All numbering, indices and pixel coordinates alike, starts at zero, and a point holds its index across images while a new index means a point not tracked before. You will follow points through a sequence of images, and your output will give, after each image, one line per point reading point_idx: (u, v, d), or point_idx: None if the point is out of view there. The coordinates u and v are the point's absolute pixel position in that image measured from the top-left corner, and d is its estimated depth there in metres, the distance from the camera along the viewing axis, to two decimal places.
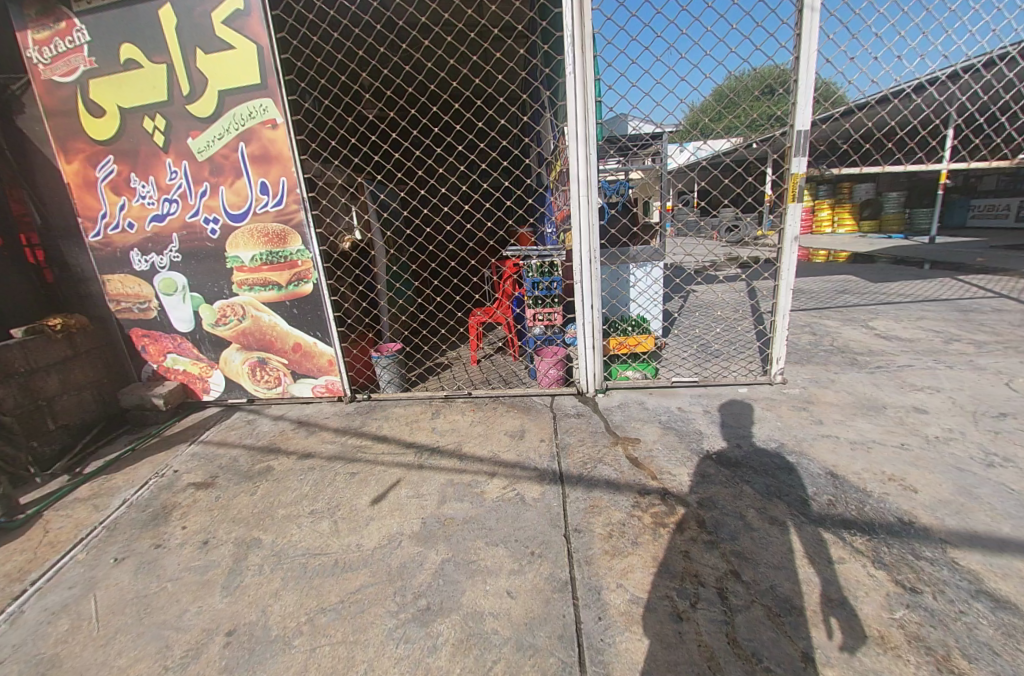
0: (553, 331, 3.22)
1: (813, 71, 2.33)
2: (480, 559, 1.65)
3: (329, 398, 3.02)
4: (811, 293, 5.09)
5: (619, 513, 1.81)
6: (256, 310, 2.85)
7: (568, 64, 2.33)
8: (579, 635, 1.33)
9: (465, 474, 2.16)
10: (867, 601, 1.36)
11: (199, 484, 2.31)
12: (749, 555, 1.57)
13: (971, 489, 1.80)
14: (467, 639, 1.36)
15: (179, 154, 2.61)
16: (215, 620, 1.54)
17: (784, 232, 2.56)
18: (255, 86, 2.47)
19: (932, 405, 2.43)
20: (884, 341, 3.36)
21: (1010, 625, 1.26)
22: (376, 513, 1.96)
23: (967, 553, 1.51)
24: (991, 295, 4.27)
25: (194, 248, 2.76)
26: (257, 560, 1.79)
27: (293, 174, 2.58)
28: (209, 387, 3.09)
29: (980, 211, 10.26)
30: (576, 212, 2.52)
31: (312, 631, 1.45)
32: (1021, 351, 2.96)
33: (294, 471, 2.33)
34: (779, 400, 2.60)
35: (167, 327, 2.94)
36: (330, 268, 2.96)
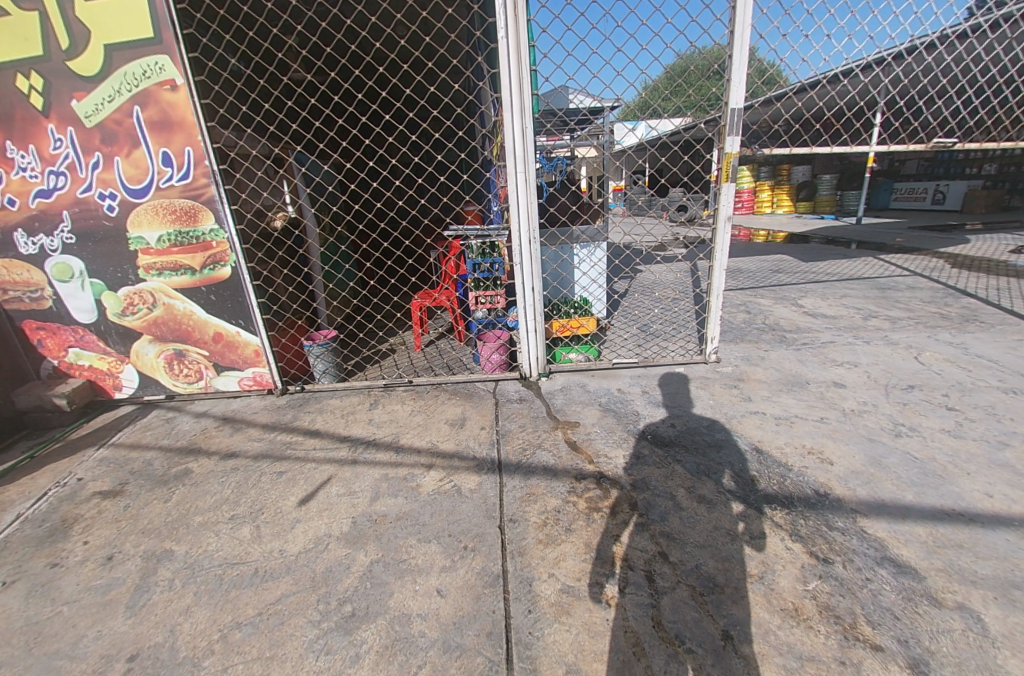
0: (495, 315, 3.14)
1: (748, 48, 2.31)
2: (411, 558, 1.59)
3: (258, 391, 2.82)
4: (749, 272, 5.28)
5: (555, 500, 1.80)
6: (168, 298, 2.57)
7: (500, 28, 2.18)
8: (508, 631, 1.31)
9: (400, 468, 2.08)
10: (784, 574, 1.42)
11: (105, 493, 2.08)
12: (677, 535, 1.60)
13: (880, 459, 1.92)
14: (393, 645, 1.30)
15: (62, 120, 2.25)
16: (116, 645, 1.39)
17: (718, 211, 2.59)
18: (148, 40, 2.15)
19: (849, 379, 2.58)
20: (812, 319, 3.54)
21: (908, 589, 1.36)
22: (303, 514, 1.85)
23: (874, 521, 1.61)
24: (906, 273, 4.59)
25: (90, 227, 2.42)
26: (168, 574, 1.64)
27: (200, 143, 2.30)
28: (121, 384, 2.78)
29: (903, 193, 11.02)
30: (514, 189, 2.42)
31: (225, 649, 1.35)
32: (928, 326, 3.20)
33: (214, 474, 2.15)
34: (713, 379, 2.68)
35: (65, 319, 2.60)
36: (252, 250, 2.71)
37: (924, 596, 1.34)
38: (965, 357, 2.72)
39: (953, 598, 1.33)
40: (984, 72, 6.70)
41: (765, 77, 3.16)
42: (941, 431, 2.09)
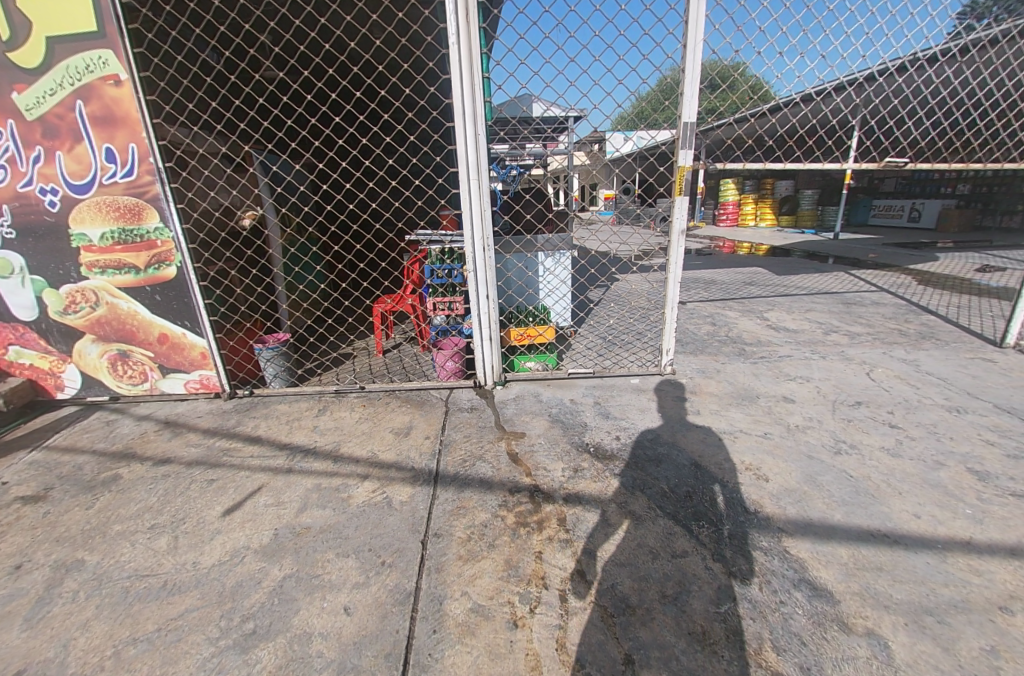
0: (454, 321, 3.09)
1: (700, 63, 2.31)
2: (325, 573, 1.55)
3: (206, 394, 2.76)
4: (722, 284, 5.30)
5: (484, 513, 1.76)
6: (111, 296, 2.51)
7: (452, 32, 2.16)
8: (408, 652, 1.27)
9: (335, 478, 2.03)
10: (698, 596, 1.40)
11: (26, 498, 1.99)
12: (599, 552, 1.57)
13: (816, 477, 1.91)
14: (287, 664, 1.26)
15: (2, 111, 2.20)
16: (3, 660, 1.32)
17: (673, 224, 2.59)
18: (91, 34, 2.11)
19: (799, 394, 2.58)
20: (774, 332, 3.55)
21: (820, 613, 1.34)
22: (225, 525, 1.79)
23: (799, 542, 1.59)
24: (873, 289, 4.64)
25: (30, 222, 2.35)
26: (73, 586, 1.57)
27: (144, 140, 2.25)
28: (63, 384, 2.70)
29: (880, 210, 11.22)
30: (466, 197, 2.39)
31: (114, 666, 1.29)
32: (884, 342, 3.23)
33: (143, 481, 2.09)
34: (666, 391, 2.66)
35: (5, 316, 2.52)
36: (201, 249, 2.65)
37: (834, 621, 1.32)
38: (915, 374, 2.75)
39: (864, 623, 1.31)
40: (959, 94, 6.86)
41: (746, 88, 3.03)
42: (880, 449, 2.09)
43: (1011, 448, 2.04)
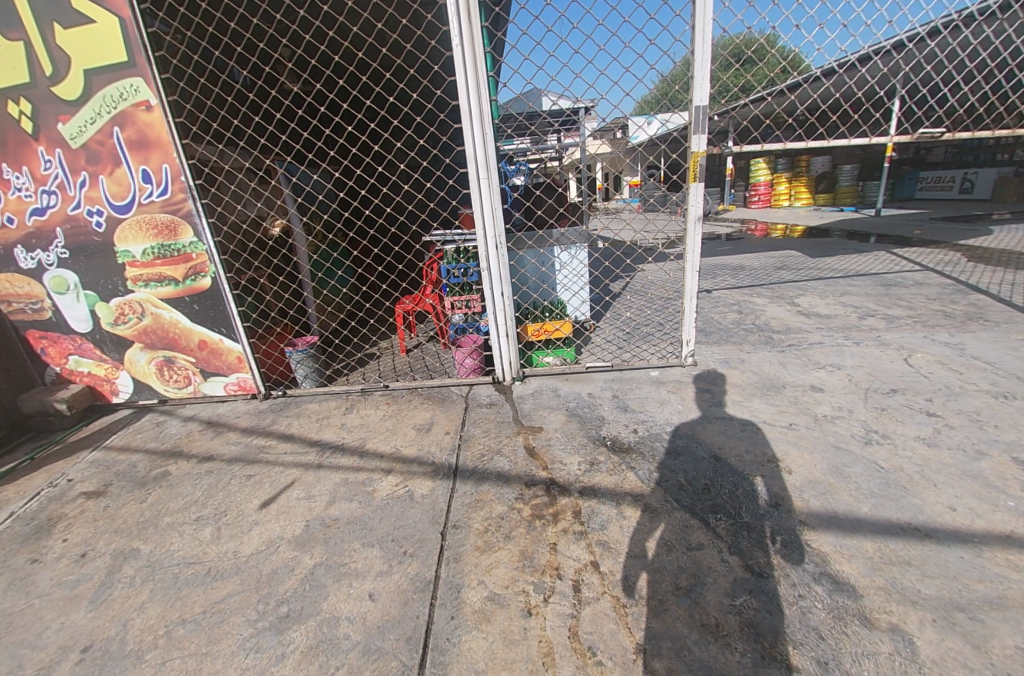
0: (472, 319, 3.15)
1: (710, 44, 2.24)
2: (352, 562, 1.64)
3: (243, 395, 2.93)
4: (752, 270, 5.11)
5: (501, 506, 1.81)
6: (155, 308, 2.70)
7: (454, 33, 2.18)
8: (427, 636, 1.33)
9: (360, 472, 2.13)
10: (713, 588, 1.39)
11: (90, 493, 2.19)
12: (614, 544, 1.58)
13: (843, 469, 1.85)
14: (316, 645, 1.35)
15: (51, 142, 2.40)
16: (74, 636, 1.48)
17: (689, 211, 2.53)
18: (123, 64, 2.26)
19: (828, 383, 2.48)
20: (804, 319, 3.41)
21: (841, 608, 1.31)
22: (261, 517, 1.92)
23: (821, 535, 1.55)
24: (917, 269, 4.36)
25: (81, 242, 2.57)
26: (130, 571, 1.72)
27: (175, 160, 2.41)
28: (118, 389, 2.93)
29: (928, 183, 10.49)
30: (477, 196, 2.42)
31: (166, 644, 1.42)
32: (926, 326, 3.04)
33: (189, 476, 2.26)
34: (686, 383, 2.62)
35: (64, 328, 2.76)
36: (233, 259, 2.81)
37: (856, 616, 1.28)
38: (959, 359, 2.58)
39: (888, 618, 1.27)
40: (1012, 53, 6.33)
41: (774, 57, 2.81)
42: (915, 438, 1.99)
43: None
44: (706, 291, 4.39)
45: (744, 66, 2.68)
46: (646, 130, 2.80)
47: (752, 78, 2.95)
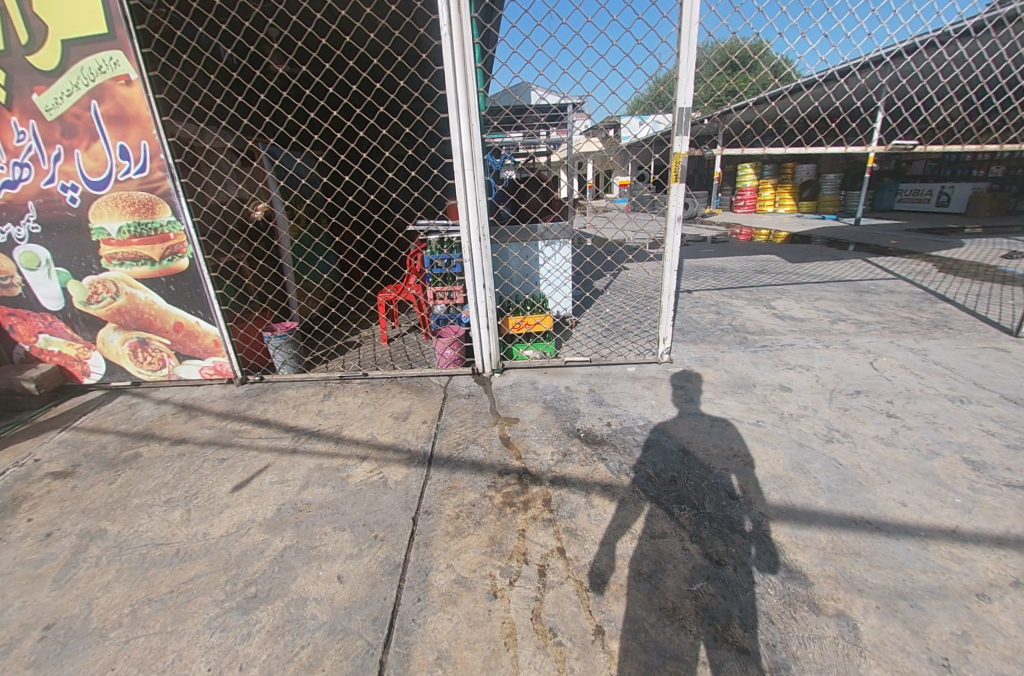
0: (454, 310, 3.17)
1: (695, 47, 2.28)
2: (322, 545, 1.66)
3: (219, 380, 2.91)
4: (732, 273, 5.22)
5: (473, 493, 1.84)
6: (130, 288, 2.65)
7: (443, 24, 2.18)
8: (393, 617, 1.36)
9: (335, 458, 2.14)
10: (672, 574, 1.44)
11: (57, 474, 2.15)
12: (581, 531, 1.63)
13: (804, 465, 1.92)
14: (283, 624, 1.37)
15: (24, 113, 2.33)
16: (36, 614, 1.47)
17: (669, 211, 2.57)
18: (102, 36, 2.21)
19: (796, 383, 2.56)
20: (779, 321, 3.50)
21: (792, 594, 1.37)
22: (233, 500, 1.92)
23: (778, 526, 1.62)
24: (889, 277, 4.51)
25: (54, 218, 2.50)
26: (97, 551, 1.71)
27: (155, 137, 2.36)
28: (89, 370, 2.87)
29: (906, 195, 10.79)
30: (462, 188, 2.43)
31: (131, 622, 1.42)
32: (893, 331, 3.16)
33: (161, 458, 2.23)
34: (661, 379, 2.68)
35: (35, 306, 2.69)
36: (212, 241, 2.77)
37: (805, 602, 1.34)
38: (921, 364, 2.69)
39: (835, 604, 1.34)
40: (991, 72, 6.54)
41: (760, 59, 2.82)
42: (873, 438, 2.08)
43: (1011, 438, 2.01)
44: (687, 292, 4.47)
45: (729, 70, 2.71)
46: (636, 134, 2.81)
47: (738, 83, 2.98)
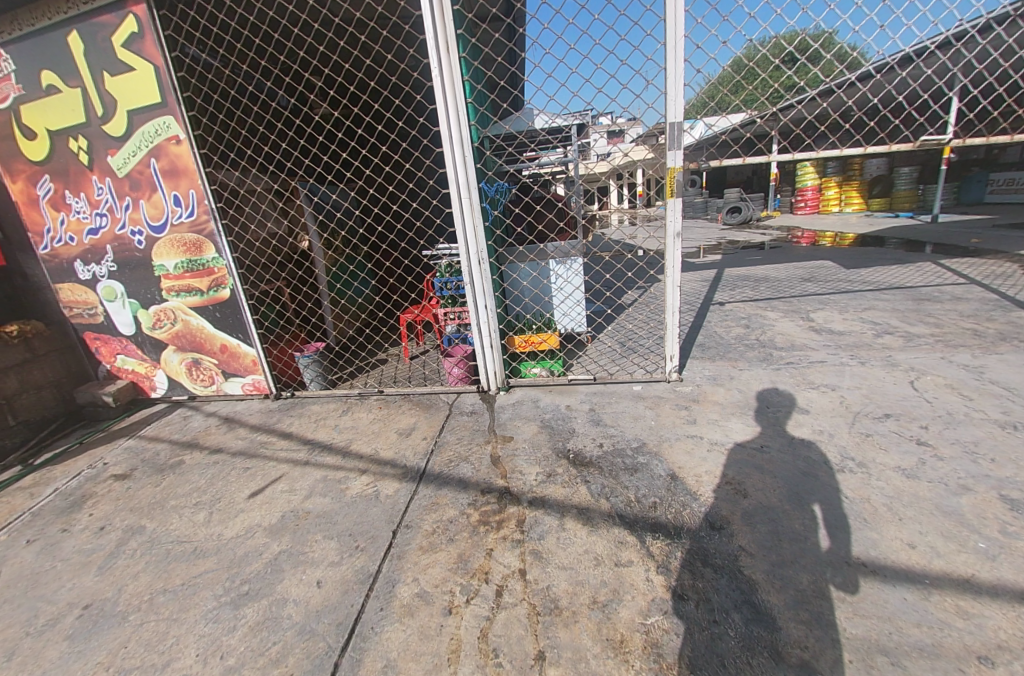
0: (465, 329, 3.30)
1: (683, 61, 2.23)
2: (311, 551, 1.81)
3: (257, 395, 3.24)
4: (775, 282, 4.90)
5: (452, 510, 1.91)
6: (185, 315, 3.06)
7: (434, 65, 2.33)
8: (355, 623, 1.46)
9: (339, 471, 2.31)
10: (629, 605, 1.41)
11: (118, 476, 2.52)
12: (546, 554, 1.64)
13: (803, 496, 1.78)
14: (262, 622, 1.52)
15: (102, 172, 2.80)
16: (80, 595, 1.74)
17: (668, 227, 2.52)
18: (157, 104, 2.62)
19: (816, 405, 2.37)
20: (814, 335, 3.24)
21: (754, 638, 1.28)
22: (247, 506, 2.14)
23: (756, 563, 1.52)
24: (960, 282, 4.00)
25: (126, 257, 2.96)
26: (134, 545, 1.99)
27: (200, 186, 2.73)
28: (155, 385, 3.33)
29: (1001, 185, 9.54)
30: (460, 215, 2.55)
31: (148, 608, 1.65)
32: (947, 346, 2.81)
33: (198, 466, 2.54)
34: (666, 398, 2.60)
35: (113, 331, 3.19)
36: (251, 272, 3.12)
37: (766, 648, 1.25)
38: (973, 383, 2.38)
39: (799, 653, 1.23)
40: None
41: (754, 68, 2.63)
42: (894, 469, 1.87)
43: None
44: (718, 304, 4.26)
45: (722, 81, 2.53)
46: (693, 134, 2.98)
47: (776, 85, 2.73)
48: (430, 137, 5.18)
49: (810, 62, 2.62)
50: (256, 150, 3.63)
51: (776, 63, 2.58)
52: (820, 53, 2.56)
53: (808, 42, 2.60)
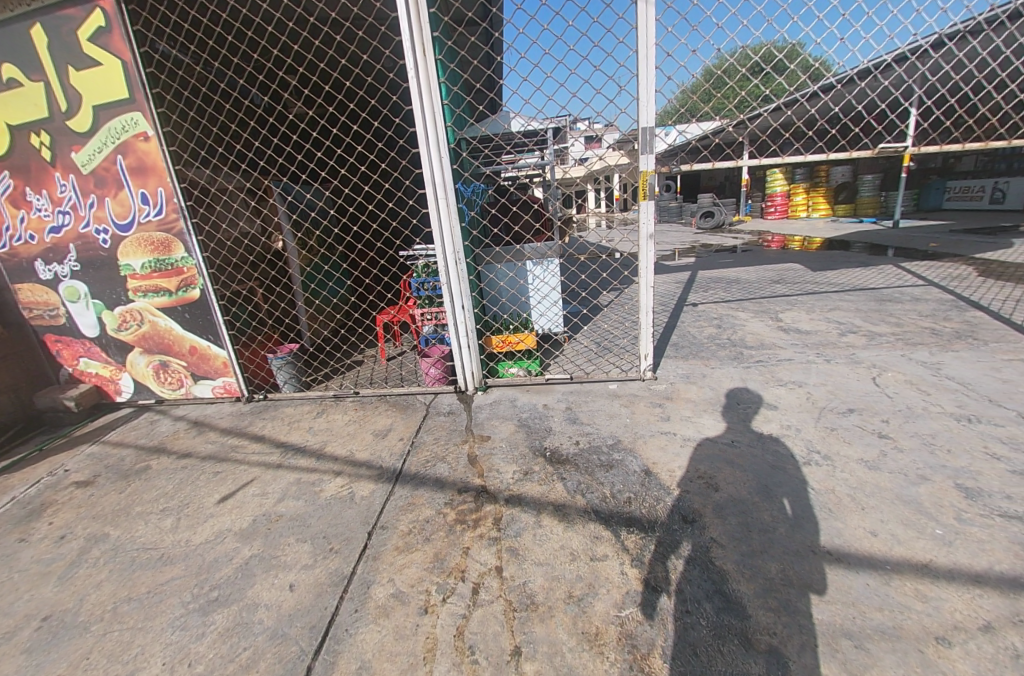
0: (443, 329, 3.29)
1: (654, 68, 2.28)
2: (283, 554, 1.77)
3: (229, 398, 3.15)
4: (747, 283, 5.04)
5: (429, 510, 1.89)
6: (152, 316, 2.96)
7: (410, 66, 2.33)
8: (329, 626, 1.43)
9: (313, 473, 2.26)
10: (603, 598, 1.43)
11: (80, 483, 2.42)
12: (522, 550, 1.64)
13: (771, 489, 1.83)
14: (232, 627, 1.47)
15: (66, 168, 2.70)
16: (37, 607, 1.66)
17: (641, 229, 2.56)
18: (124, 100, 2.54)
19: (784, 401, 2.45)
20: (782, 334, 3.35)
21: (725, 627, 1.31)
22: (217, 510, 2.08)
23: (727, 554, 1.55)
24: (918, 284, 4.21)
25: (90, 256, 2.85)
26: (97, 553, 1.91)
27: (169, 184, 2.65)
28: (121, 389, 3.21)
29: (956, 193, 10.08)
30: (437, 215, 2.54)
31: (110, 617, 1.58)
32: (907, 343, 2.94)
33: (166, 471, 2.45)
34: (641, 396, 2.65)
35: (76, 333, 3.06)
36: (222, 273, 3.05)
37: (736, 636, 1.28)
38: (929, 379, 2.49)
39: (768, 640, 1.26)
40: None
41: (722, 76, 2.71)
42: (856, 461, 1.94)
43: (1019, 464, 1.81)
44: (692, 305, 4.36)
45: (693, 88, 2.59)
46: (668, 140, 2.97)
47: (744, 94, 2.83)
48: (406, 139, 5.17)
49: (773, 72, 2.72)
50: (227, 148, 3.54)
51: (743, 72, 2.66)
52: (784, 63, 2.66)
53: (772, 52, 2.70)
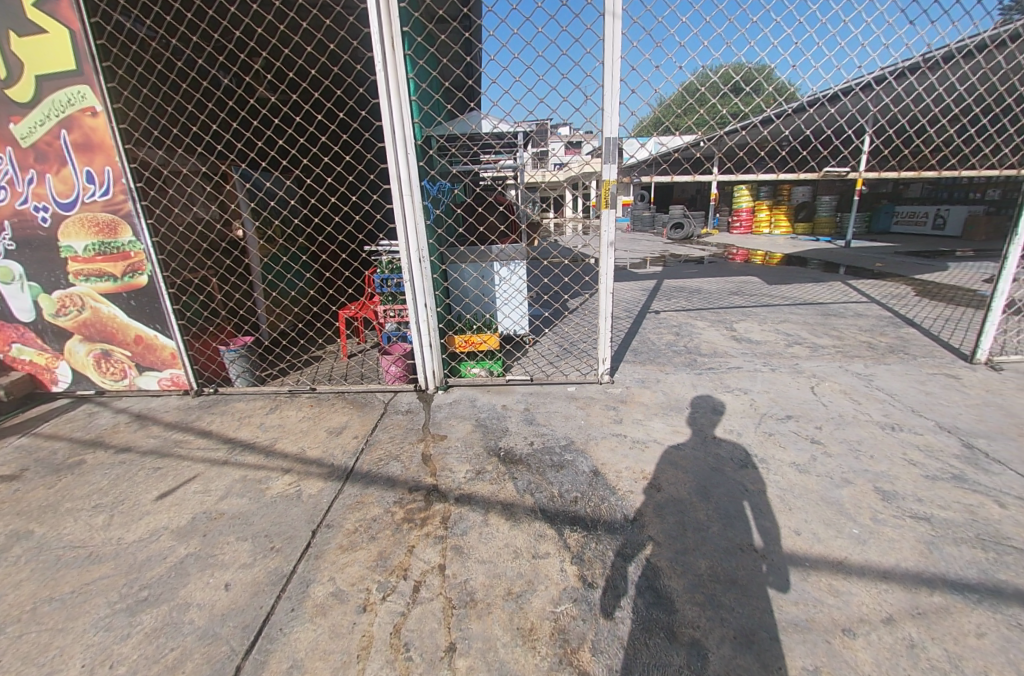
0: (405, 327, 3.27)
1: (620, 80, 2.35)
2: (221, 553, 1.72)
3: (176, 391, 3.03)
4: (707, 294, 5.24)
5: (377, 509, 1.88)
6: (95, 302, 2.81)
7: (379, 61, 2.32)
8: (263, 625, 1.41)
9: (261, 470, 2.21)
10: (541, 595, 1.46)
11: (4, 477, 2.27)
12: (466, 548, 1.66)
13: (710, 491, 1.91)
14: (161, 627, 1.43)
15: (2, 140, 2.53)
16: None
17: (602, 237, 2.63)
18: (71, 72, 2.41)
19: (730, 407, 2.56)
20: (734, 343, 3.50)
21: (652, 621, 1.36)
22: (154, 508, 2.00)
23: (662, 552, 1.62)
24: (861, 300, 4.48)
25: (27, 236, 2.68)
26: (17, 551, 1.80)
27: (118, 164, 2.54)
28: (58, 378, 3.03)
29: (903, 217, 10.81)
30: (401, 212, 2.53)
31: (28, 618, 1.49)
32: (845, 356, 3.14)
33: (101, 466, 2.34)
34: (597, 399, 2.71)
35: (9, 317, 2.87)
36: (174, 259, 2.93)
37: (662, 629, 1.34)
38: (861, 389, 2.67)
39: (691, 633, 1.32)
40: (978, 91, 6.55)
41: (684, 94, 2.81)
42: (789, 465, 2.06)
43: (931, 470, 1.97)
44: (654, 312, 4.49)
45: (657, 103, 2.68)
46: (644, 150, 2.99)
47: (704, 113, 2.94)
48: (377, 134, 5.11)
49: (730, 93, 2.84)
50: (184, 130, 3.41)
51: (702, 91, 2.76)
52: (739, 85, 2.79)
53: (730, 74, 2.81)
